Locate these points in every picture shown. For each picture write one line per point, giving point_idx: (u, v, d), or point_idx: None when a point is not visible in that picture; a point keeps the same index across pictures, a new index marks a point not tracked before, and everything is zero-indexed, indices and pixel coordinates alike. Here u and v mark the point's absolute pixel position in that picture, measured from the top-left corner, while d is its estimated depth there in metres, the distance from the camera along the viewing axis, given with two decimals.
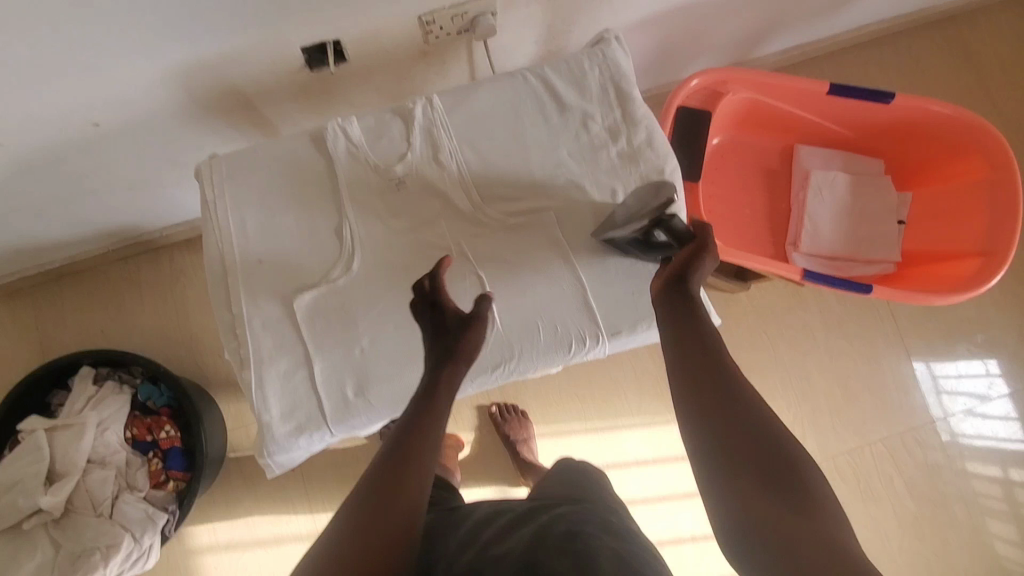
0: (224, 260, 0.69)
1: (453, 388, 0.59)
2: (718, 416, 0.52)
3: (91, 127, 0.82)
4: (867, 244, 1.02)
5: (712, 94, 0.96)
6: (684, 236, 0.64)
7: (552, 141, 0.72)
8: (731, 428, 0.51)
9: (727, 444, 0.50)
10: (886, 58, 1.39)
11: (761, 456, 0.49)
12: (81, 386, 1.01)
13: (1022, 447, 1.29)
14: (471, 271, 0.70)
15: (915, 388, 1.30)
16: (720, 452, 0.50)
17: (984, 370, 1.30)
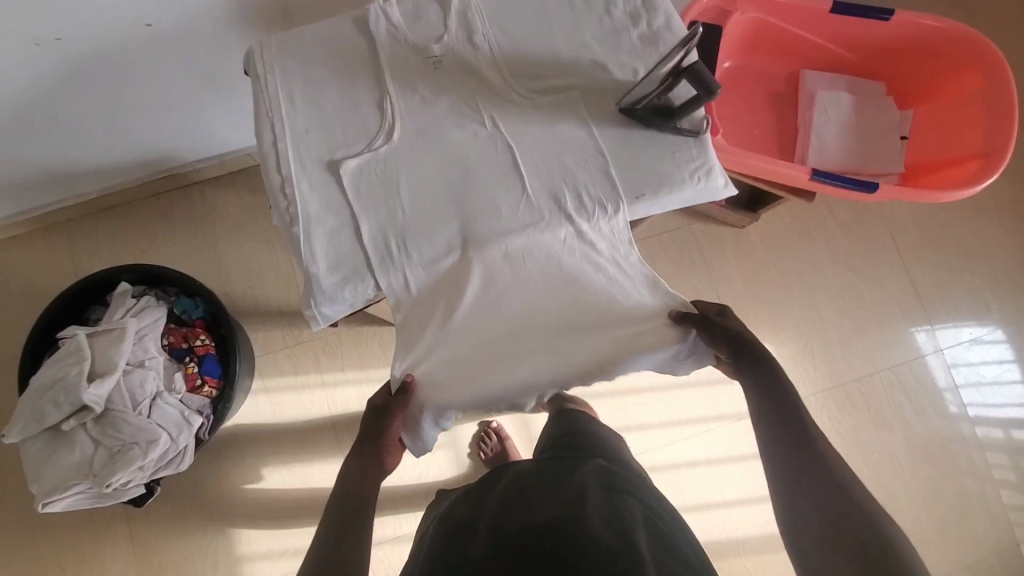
0: (273, 128, 0.73)
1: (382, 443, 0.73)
2: (793, 454, 0.68)
3: (143, 29, 0.87)
4: (872, 159, 1.07)
5: (722, 13, 1.02)
6: (704, 83, 0.70)
7: (577, 26, 0.78)
8: (806, 461, 0.66)
9: (802, 477, 0.66)
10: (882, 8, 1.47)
11: (828, 492, 0.63)
12: (120, 300, 1.06)
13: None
14: (504, 142, 0.75)
15: (920, 356, 1.32)
16: (799, 486, 0.65)
17: (985, 336, 1.33)
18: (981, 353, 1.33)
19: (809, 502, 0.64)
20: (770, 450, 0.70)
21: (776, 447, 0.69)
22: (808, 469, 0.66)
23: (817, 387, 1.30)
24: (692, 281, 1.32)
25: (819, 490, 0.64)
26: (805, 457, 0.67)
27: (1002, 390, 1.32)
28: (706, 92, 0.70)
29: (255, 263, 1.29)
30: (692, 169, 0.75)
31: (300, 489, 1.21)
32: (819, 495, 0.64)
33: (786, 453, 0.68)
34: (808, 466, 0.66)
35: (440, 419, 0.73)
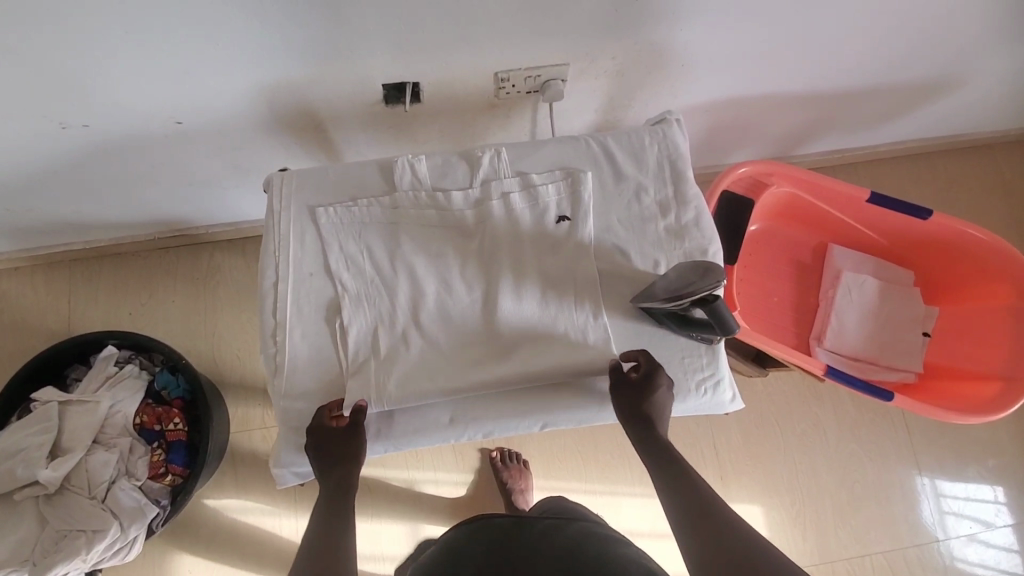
0: (278, 267, 0.72)
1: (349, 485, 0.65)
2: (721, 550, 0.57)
3: (174, 124, 0.87)
4: (893, 352, 1.04)
5: (756, 184, 1.01)
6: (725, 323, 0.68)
7: (604, 207, 0.76)
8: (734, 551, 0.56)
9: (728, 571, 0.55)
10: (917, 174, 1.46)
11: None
12: (101, 366, 1.04)
13: None
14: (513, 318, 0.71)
15: (919, 501, 1.27)
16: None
17: (992, 497, 1.27)
18: (985, 512, 1.27)
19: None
20: (692, 551, 0.59)
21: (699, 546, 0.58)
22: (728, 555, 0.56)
23: (802, 560, 1.23)
24: (688, 425, 1.27)
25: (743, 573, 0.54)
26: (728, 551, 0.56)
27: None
28: (722, 330, 0.69)
29: (250, 333, 1.27)
30: (700, 378, 0.72)
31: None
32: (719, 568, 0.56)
33: (704, 550, 0.58)
34: (725, 538, 0.57)
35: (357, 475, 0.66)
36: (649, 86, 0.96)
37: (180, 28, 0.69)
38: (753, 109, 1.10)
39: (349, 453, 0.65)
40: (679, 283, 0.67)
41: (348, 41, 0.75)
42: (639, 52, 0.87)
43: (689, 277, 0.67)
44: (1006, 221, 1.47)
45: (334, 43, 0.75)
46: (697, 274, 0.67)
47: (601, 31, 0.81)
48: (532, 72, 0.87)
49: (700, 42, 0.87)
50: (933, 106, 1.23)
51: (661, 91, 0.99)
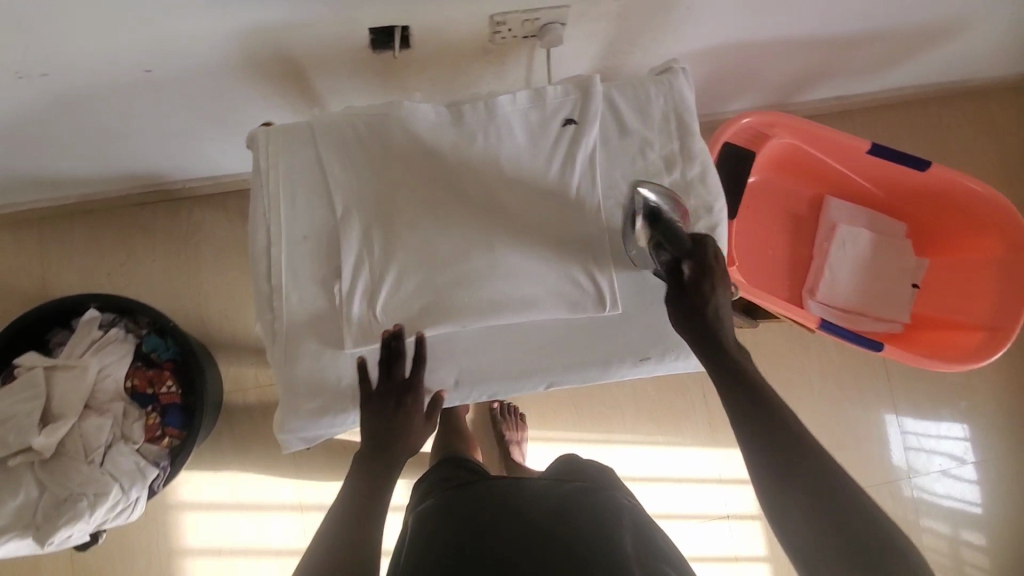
0: (270, 231, 0.68)
1: (409, 438, 0.68)
2: (748, 407, 0.58)
3: (142, 74, 0.80)
4: (882, 303, 1.05)
5: (758, 135, 0.99)
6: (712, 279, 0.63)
7: (609, 164, 0.74)
8: (755, 393, 0.59)
9: (761, 431, 0.57)
10: (914, 122, 1.44)
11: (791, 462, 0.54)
12: (85, 330, 1.01)
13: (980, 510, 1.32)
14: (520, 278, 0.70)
15: (889, 442, 1.33)
16: (762, 455, 0.56)
17: (959, 436, 1.34)
18: (956, 450, 1.33)
19: (759, 463, 0.56)
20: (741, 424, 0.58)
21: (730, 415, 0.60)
22: (757, 410, 0.57)
23: None
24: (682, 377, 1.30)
25: (770, 433, 0.56)
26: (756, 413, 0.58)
27: (967, 552, 1.31)
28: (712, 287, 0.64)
29: (237, 292, 1.22)
30: None
31: (249, 535, 1.17)
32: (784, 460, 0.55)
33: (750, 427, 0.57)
34: (738, 380, 0.60)
35: (370, 300, 0.69)
36: (651, 31, 0.91)
37: None
38: (757, 55, 1.06)
39: (410, 435, 0.68)
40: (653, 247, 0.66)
41: None
42: None
43: (654, 234, 0.66)
44: (998, 168, 1.46)
45: None
46: (655, 228, 0.66)
47: None
48: (530, 16, 0.81)
49: None
50: (938, 50, 1.20)
51: (664, 37, 0.94)
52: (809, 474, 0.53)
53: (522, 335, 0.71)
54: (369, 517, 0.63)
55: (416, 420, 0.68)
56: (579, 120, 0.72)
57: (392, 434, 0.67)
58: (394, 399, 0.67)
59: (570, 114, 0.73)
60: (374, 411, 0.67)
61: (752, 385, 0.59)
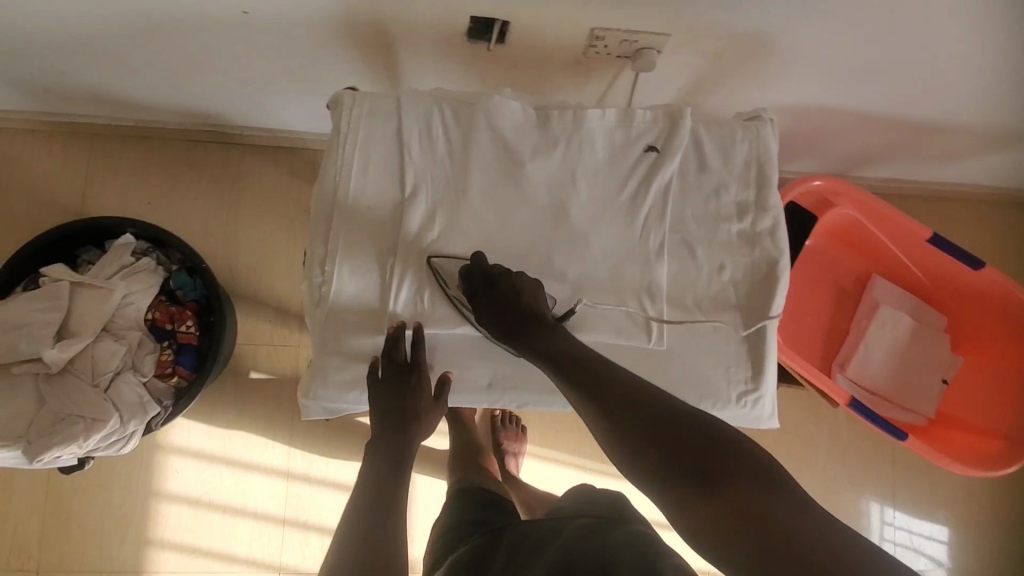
0: (337, 195, 0.68)
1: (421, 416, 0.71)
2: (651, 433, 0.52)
3: (239, 15, 0.80)
4: (909, 393, 1.04)
5: (822, 201, 0.98)
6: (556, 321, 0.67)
7: (681, 198, 0.73)
8: (653, 418, 0.53)
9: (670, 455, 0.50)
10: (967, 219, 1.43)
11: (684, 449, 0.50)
12: (116, 253, 1.00)
13: None
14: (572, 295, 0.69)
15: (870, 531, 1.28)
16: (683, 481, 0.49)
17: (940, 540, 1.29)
18: (936, 554, 1.28)
19: (671, 483, 0.50)
20: (616, 440, 0.55)
21: (628, 450, 0.53)
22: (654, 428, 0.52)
23: None
24: None
25: (677, 451, 0.50)
26: (638, 421, 0.54)
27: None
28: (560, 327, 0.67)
29: (269, 248, 1.21)
30: (742, 391, 0.71)
31: (230, 491, 1.16)
32: (677, 456, 0.50)
33: (626, 444, 0.53)
34: (631, 410, 0.54)
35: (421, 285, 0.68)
36: (740, 77, 0.91)
37: None
38: (834, 123, 1.06)
39: (420, 415, 0.70)
40: (507, 310, 0.64)
41: None
42: (745, 39, 0.81)
43: (509, 296, 0.64)
44: None
45: None
46: (500, 282, 0.65)
47: (715, 8, 0.75)
48: (629, 36, 0.81)
49: (812, 40, 0.82)
50: (1009, 154, 1.19)
51: (750, 85, 0.94)
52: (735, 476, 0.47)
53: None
54: (391, 491, 0.68)
55: (424, 399, 0.69)
56: (662, 150, 0.72)
57: (402, 416, 0.70)
58: (401, 380, 0.67)
59: (654, 141, 0.72)
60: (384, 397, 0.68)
61: (621, 390, 0.56)
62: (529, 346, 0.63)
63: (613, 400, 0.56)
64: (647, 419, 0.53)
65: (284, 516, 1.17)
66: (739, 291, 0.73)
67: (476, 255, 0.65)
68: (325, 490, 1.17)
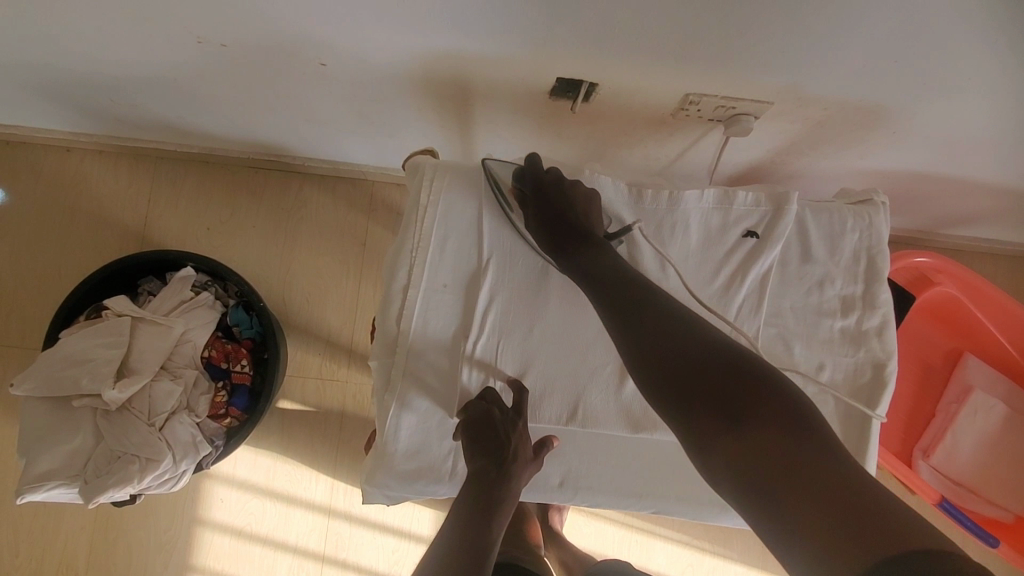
0: (412, 271, 0.64)
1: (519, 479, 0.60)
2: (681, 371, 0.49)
3: (316, 65, 0.78)
4: (999, 487, 0.95)
5: (918, 277, 0.91)
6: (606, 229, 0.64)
7: (780, 290, 0.67)
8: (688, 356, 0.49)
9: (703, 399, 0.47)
10: None
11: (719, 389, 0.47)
12: (178, 287, 0.99)
13: None
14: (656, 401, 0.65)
15: None
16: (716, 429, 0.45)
17: None
18: None
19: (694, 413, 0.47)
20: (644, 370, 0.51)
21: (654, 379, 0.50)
22: (680, 357, 0.49)
23: None
24: None
25: (704, 386, 0.47)
26: (672, 351, 0.50)
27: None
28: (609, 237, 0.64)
29: (323, 281, 1.19)
30: None
31: (270, 525, 1.14)
32: (708, 386, 0.47)
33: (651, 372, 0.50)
34: (658, 356, 0.51)
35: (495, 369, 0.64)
36: (840, 143, 0.84)
37: None
38: (933, 189, 0.97)
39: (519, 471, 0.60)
40: (562, 212, 0.62)
41: (542, 30, 0.64)
42: (855, 109, 0.74)
43: (561, 201, 0.62)
44: None
45: (528, 29, 0.65)
46: (547, 189, 0.63)
47: (828, 80, 0.69)
48: (725, 103, 0.75)
49: (930, 113, 0.74)
50: None
51: (848, 152, 0.86)
52: (770, 419, 0.43)
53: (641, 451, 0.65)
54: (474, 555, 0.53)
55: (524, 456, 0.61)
56: (761, 238, 0.66)
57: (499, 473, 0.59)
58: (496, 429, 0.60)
59: (754, 228, 0.66)
60: (479, 450, 0.60)
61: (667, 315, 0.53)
62: (572, 260, 0.60)
63: (634, 325, 0.54)
64: (680, 344, 0.50)
65: (323, 555, 1.14)
66: (839, 395, 0.66)
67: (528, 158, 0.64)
68: (367, 532, 1.14)
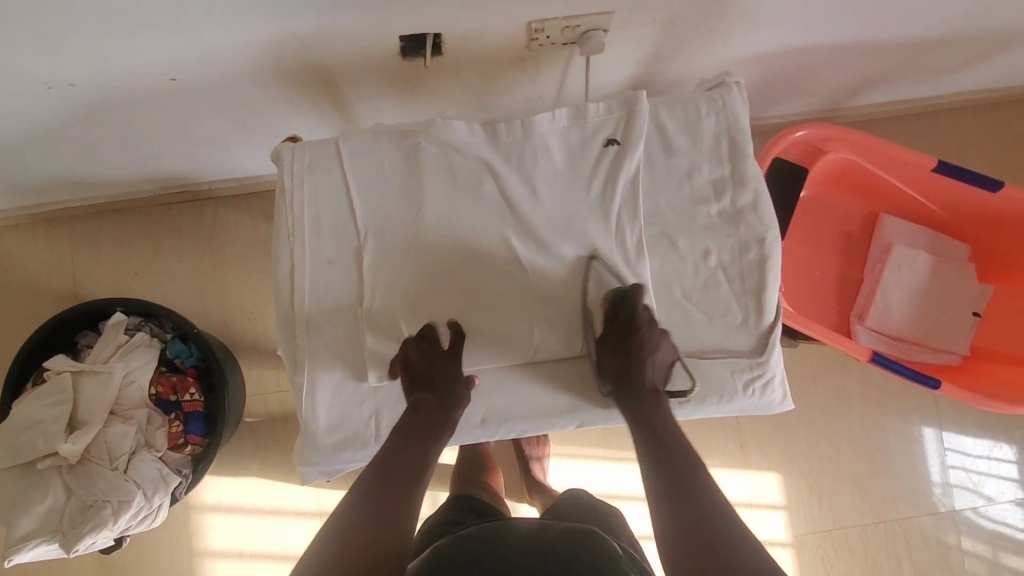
0: (293, 254, 0.65)
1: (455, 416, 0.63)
2: (665, 485, 0.58)
3: (168, 81, 0.78)
4: (936, 332, 0.97)
5: (811, 149, 0.92)
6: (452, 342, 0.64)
7: (653, 188, 0.68)
8: (666, 452, 0.60)
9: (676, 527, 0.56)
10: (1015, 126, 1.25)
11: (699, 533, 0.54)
12: (111, 334, 1.00)
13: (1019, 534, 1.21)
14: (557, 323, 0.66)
15: (918, 451, 1.23)
16: (679, 545, 0.55)
17: (986, 453, 1.22)
18: (981, 467, 1.22)
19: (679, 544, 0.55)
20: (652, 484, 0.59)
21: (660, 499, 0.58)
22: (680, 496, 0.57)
23: (815, 526, 1.21)
24: None
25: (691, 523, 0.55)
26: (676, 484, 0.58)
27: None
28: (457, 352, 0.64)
29: (261, 297, 1.20)
30: (749, 379, 0.67)
31: (265, 539, 1.17)
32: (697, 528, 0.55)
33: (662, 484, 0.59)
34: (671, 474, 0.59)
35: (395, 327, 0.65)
36: (700, 38, 0.84)
37: None
38: (814, 62, 0.98)
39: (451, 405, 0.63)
40: (631, 355, 0.63)
41: None
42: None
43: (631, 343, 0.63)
44: None
45: None
46: (627, 323, 0.63)
47: None
48: (570, 22, 0.76)
49: None
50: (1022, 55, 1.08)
51: (713, 44, 0.87)
52: None
53: (556, 372, 0.67)
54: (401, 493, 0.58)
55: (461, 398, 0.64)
56: (621, 142, 0.67)
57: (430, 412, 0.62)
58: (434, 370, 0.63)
59: (613, 135, 0.68)
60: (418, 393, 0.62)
61: (683, 451, 0.60)
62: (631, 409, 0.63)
63: (657, 443, 0.61)
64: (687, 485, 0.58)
65: None
66: (730, 274, 0.68)
67: (634, 285, 0.63)
68: None
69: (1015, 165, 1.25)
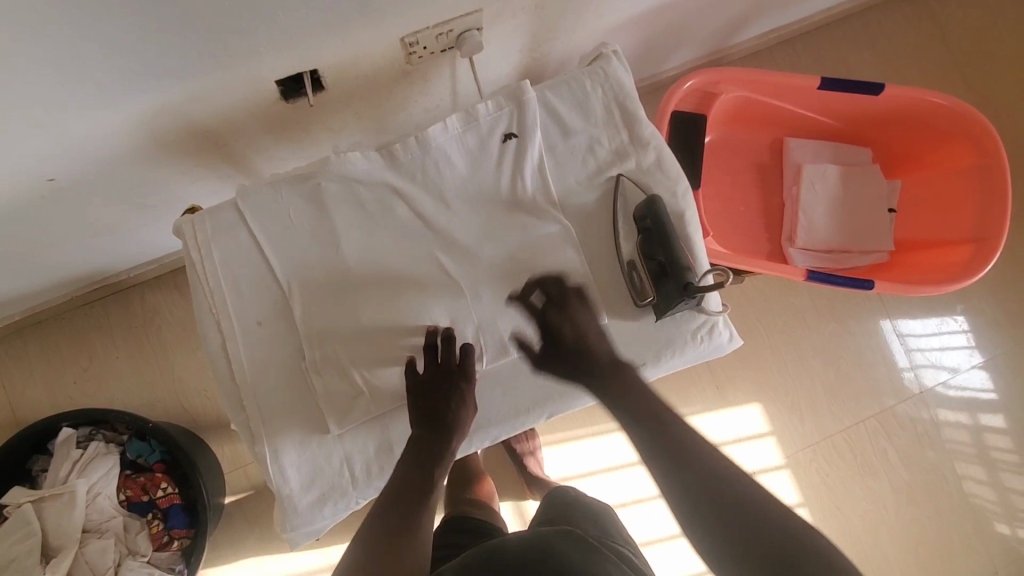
0: (220, 325, 0.64)
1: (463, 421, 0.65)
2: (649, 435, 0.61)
3: (47, 182, 0.75)
4: (862, 236, 1.03)
5: (704, 96, 0.96)
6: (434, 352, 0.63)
7: (560, 170, 0.69)
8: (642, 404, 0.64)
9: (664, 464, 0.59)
10: (887, 26, 1.32)
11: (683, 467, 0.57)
12: (62, 452, 0.95)
13: (984, 395, 1.29)
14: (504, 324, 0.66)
15: (876, 346, 1.29)
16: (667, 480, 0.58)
17: (937, 330, 1.29)
18: (936, 344, 1.29)
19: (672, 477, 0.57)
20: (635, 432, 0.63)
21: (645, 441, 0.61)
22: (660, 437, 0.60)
23: (802, 441, 1.26)
24: None
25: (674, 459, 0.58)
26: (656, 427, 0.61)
27: (984, 437, 1.28)
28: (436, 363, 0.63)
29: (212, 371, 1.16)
30: (695, 328, 0.69)
31: None
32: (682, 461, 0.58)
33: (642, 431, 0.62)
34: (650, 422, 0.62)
35: (345, 372, 0.64)
36: (574, 14, 0.86)
37: (18, 79, 0.58)
38: (687, 12, 1.01)
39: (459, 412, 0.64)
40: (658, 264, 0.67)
41: (219, 47, 0.63)
42: None
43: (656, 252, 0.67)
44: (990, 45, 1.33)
45: (205, 53, 0.63)
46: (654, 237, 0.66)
47: None
48: (442, 29, 0.76)
49: None
50: None
51: (587, 18, 0.89)
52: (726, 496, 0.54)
53: (515, 372, 0.68)
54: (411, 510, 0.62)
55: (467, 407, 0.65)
56: (519, 134, 0.68)
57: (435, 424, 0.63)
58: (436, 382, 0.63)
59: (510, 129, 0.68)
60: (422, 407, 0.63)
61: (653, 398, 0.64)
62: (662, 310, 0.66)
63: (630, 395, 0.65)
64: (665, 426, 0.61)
65: None
66: None
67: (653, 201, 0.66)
68: None
69: (899, 60, 1.31)
